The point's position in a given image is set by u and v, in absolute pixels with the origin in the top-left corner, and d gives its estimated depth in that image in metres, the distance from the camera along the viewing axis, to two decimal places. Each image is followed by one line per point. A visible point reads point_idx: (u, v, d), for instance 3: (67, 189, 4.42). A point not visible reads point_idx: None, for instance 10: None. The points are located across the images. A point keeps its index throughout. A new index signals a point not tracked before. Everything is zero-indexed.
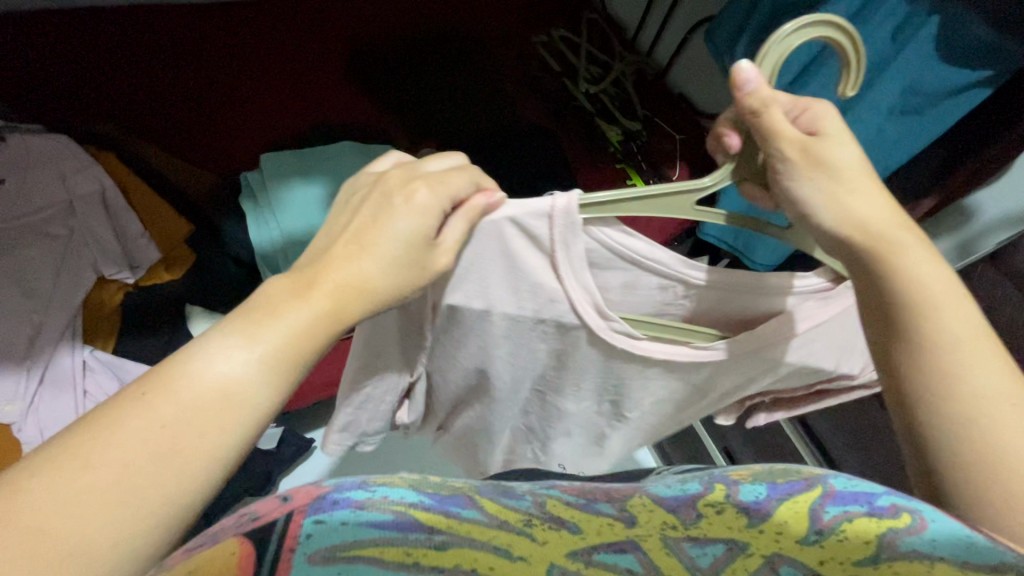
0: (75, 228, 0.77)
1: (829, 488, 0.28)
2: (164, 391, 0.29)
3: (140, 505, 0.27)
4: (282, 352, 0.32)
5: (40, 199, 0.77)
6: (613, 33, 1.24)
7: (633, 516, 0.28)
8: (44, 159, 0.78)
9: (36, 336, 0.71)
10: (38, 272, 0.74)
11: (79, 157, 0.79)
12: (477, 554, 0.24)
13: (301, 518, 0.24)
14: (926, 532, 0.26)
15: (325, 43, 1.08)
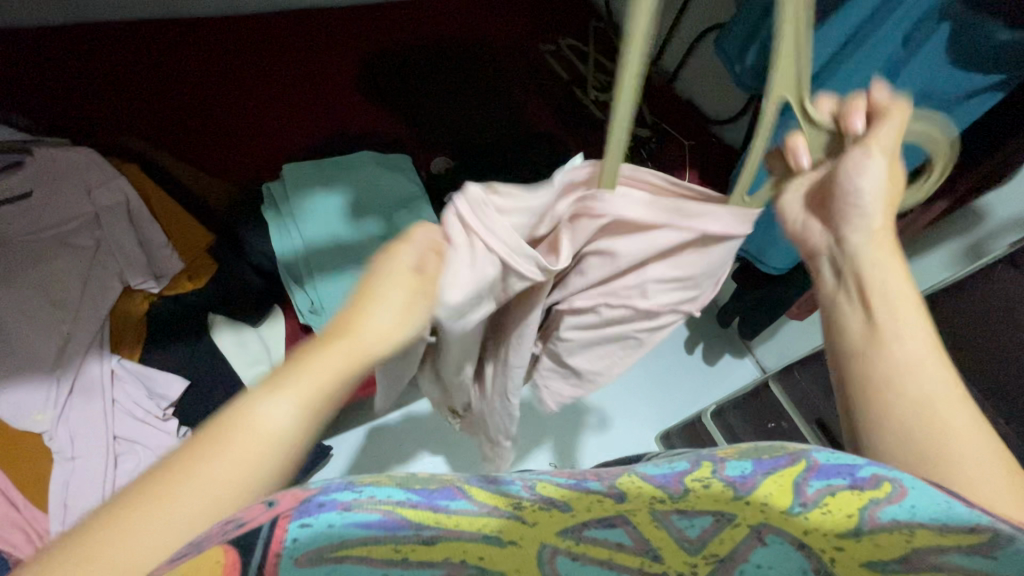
0: (102, 239, 0.80)
1: (813, 460, 0.27)
2: (223, 442, 0.30)
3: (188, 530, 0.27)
4: (314, 396, 0.32)
5: (68, 211, 0.79)
6: (619, 40, 1.24)
7: (623, 492, 0.28)
8: (70, 171, 0.80)
9: (65, 347, 0.73)
10: (66, 283, 0.76)
11: (103, 170, 0.81)
12: (466, 546, 0.27)
13: (286, 523, 0.24)
14: (906, 499, 0.25)
15: (338, 54, 1.09)
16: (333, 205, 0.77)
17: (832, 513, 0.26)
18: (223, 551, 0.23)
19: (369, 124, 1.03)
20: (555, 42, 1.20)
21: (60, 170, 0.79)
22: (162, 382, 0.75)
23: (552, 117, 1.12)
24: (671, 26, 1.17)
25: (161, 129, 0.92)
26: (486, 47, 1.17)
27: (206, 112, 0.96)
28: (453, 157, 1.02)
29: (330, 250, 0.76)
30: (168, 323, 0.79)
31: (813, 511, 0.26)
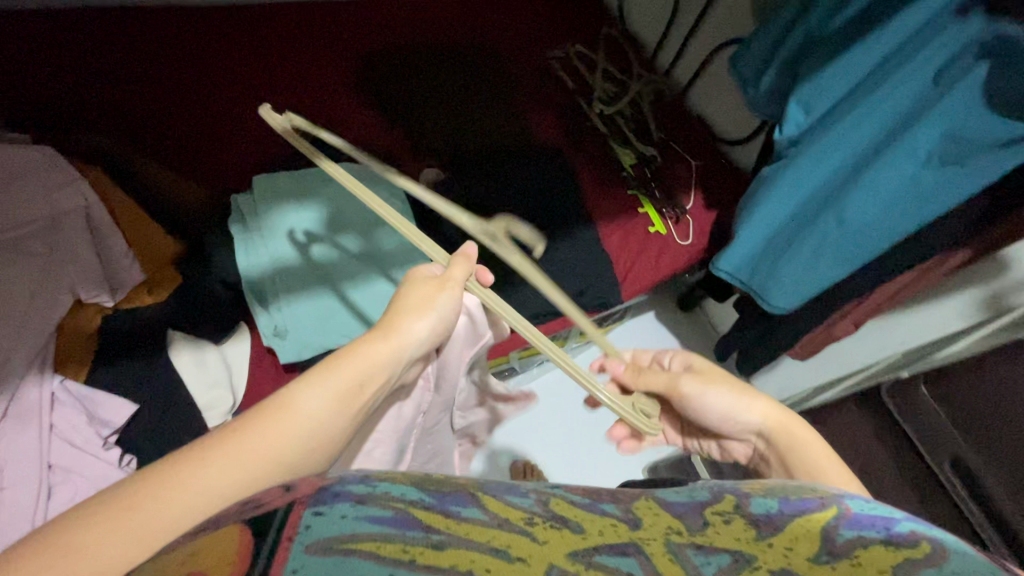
0: (57, 245, 0.72)
1: (843, 509, 0.32)
2: (266, 417, 0.35)
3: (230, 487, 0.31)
4: (351, 387, 0.39)
5: (22, 214, 0.71)
6: (628, 48, 1.19)
7: (639, 519, 0.32)
8: (29, 170, 0.72)
9: (8, 360, 0.65)
10: (9, 292, 0.67)
11: (64, 170, 0.73)
12: (475, 557, 0.24)
13: (300, 509, 0.23)
14: (941, 564, 0.28)
15: (336, 48, 1.02)
16: (303, 225, 0.71)
17: (861, 567, 0.28)
18: (233, 533, 0.22)
19: (364, 128, 0.97)
20: (562, 48, 1.15)
21: (16, 169, 0.72)
22: (106, 406, 0.68)
23: (555, 127, 1.07)
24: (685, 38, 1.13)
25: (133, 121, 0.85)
26: (488, 51, 1.10)
27: (181, 109, 0.88)
28: (446, 166, 0.96)
29: (302, 270, 0.70)
30: (129, 339, 0.72)
31: (839, 561, 0.28)
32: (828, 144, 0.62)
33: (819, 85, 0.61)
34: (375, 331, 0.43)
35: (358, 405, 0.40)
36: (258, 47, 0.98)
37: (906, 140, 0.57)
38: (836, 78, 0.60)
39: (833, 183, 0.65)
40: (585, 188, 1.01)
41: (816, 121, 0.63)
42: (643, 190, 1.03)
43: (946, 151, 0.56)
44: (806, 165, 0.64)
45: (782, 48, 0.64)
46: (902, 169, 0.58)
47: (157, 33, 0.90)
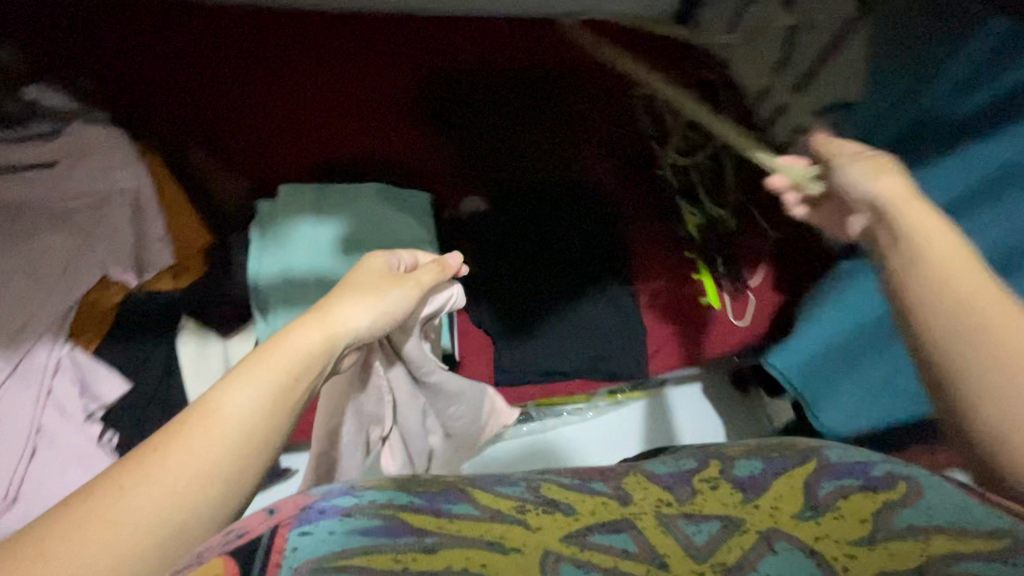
0: (99, 224, 0.73)
1: (822, 463, 0.40)
2: (198, 427, 0.36)
3: (169, 499, 0.33)
4: (287, 382, 0.39)
5: (80, 189, 0.73)
6: (723, 89, 1.04)
7: (626, 495, 0.39)
8: (97, 151, 0.74)
9: (25, 327, 0.68)
10: (50, 262, 0.70)
11: (123, 153, 0.74)
12: (469, 553, 0.33)
13: (286, 534, 0.32)
14: (918, 504, 0.35)
15: (411, 61, 1.01)
16: (323, 239, 0.72)
17: (844, 519, 0.35)
18: (221, 564, 0.30)
19: (422, 148, 0.97)
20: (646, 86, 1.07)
21: (83, 147, 0.74)
22: (103, 382, 0.70)
23: (617, 172, 1.02)
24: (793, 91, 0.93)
25: (211, 119, 0.91)
26: (568, 80, 1.05)
27: (259, 112, 0.93)
28: (494, 199, 0.94)
29: (308, 284, 0.70)
30: (149, 321, 0.74)
31: (822, 516, 0.36)
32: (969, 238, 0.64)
33: (959, 163, 0.68)
34: (305, 316, 0.42)
35: (295, 398, 0.39)
36: (336, 55, 1.00)
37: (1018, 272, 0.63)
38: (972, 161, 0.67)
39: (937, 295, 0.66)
40: (637, 249, 0.97)
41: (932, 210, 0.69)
42: (703, 257, 0.97)
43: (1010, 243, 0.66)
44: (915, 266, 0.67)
45: (892, 117, 0.76)
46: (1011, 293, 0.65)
47: (249, 42, 0.97)
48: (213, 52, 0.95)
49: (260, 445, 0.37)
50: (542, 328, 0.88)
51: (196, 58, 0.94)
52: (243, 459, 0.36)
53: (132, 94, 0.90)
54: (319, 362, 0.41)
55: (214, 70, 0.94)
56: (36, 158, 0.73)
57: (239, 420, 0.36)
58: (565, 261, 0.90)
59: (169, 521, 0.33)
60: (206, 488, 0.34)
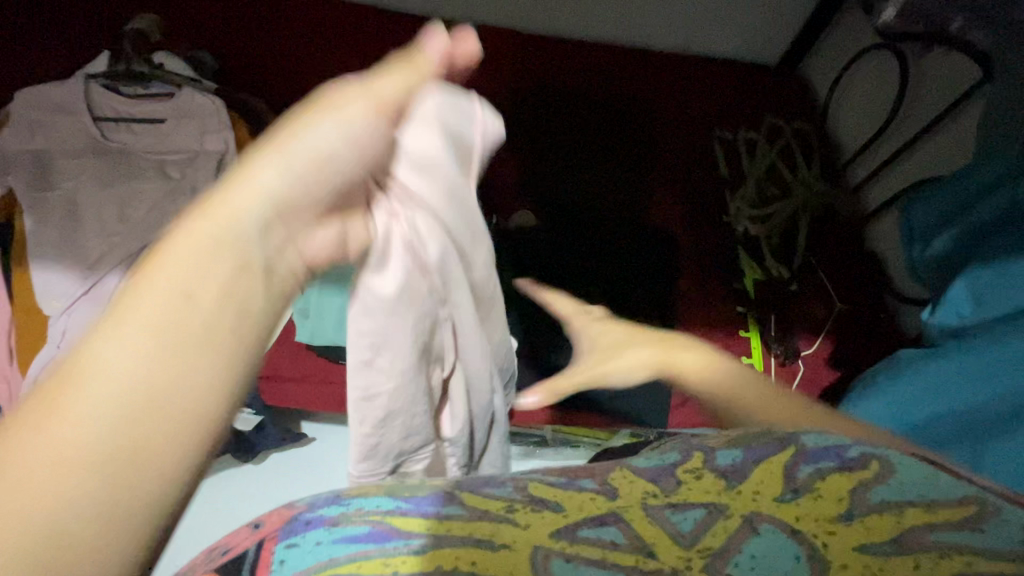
0: (186, 177, 0.81)
1: (804, 447, 0.28)
2: (27, 428, 0.19)
3: (29, 542, 0.18)
4: (180, 302, 0.22)
5: (175, 144, 0.82)
6: (800, 151, 1.10)
7: (613, 489, 0.27)
8: (196, 114, 0.83)
9: (103, 256, 0.75)
10: (139, 202, 0.79)
11: (219, 118, 0.83)
12: (457, 552, 0.24)
13: (272, 545, 0.25)
14: (894, 480, 0.26)
15: (509, 78, 1.08)
16: None
17: (823, 500, 0.26)
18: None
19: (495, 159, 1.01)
20: (734, 132, 1.10)
21: (189, 110, 0.83)
22: None
23: (680, 212, 1.03)
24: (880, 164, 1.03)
25: None
26: (655, 116, 1.09)
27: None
28: (553, 216, 0.97)
29: None
30: None
31: (805, 498, 0.26)
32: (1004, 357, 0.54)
33: (1004, 278, 0.55)
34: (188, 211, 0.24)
35: (217, 313, 0.23)
36: None
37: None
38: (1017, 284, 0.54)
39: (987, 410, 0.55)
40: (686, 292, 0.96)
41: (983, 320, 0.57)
42: (755, 314, 0.95)
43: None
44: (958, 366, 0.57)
45: (971, 212, 0.60)
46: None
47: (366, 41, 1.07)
48: (328, 44, 1.05)
49: (202, 400, 0.21)
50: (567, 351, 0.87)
51: (311, 49, 1.04)
52: (160, 421, 0.20)
53: (248, 74, 1.01)
54: (248, 259, 0.24)
55: (323, 59, 1.03)
56: (147, 111, 0.83)
57: (136, 369, 0.21)
58: (611, 289, 0.90)
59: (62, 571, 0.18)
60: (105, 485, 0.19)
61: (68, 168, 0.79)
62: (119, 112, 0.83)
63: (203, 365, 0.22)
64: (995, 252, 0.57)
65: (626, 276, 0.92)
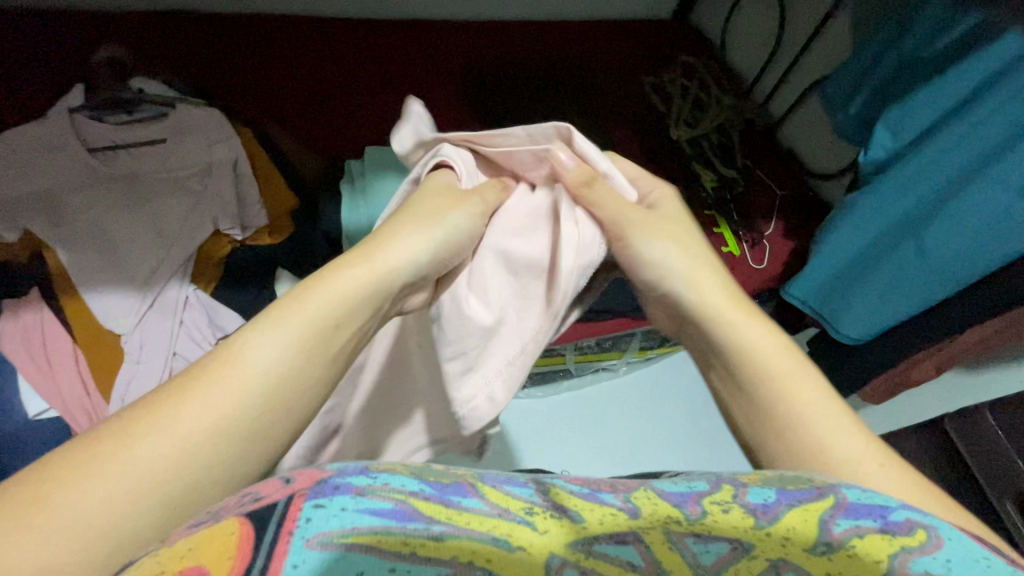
0: (208, 187, 0.81)
1: (841, 500, 0.28)
2: (215, 381, 0.29)
3: (189, 476, 0.27)
4: (309, 331, 0.33)
5: (185, 160, 0.81)
6: (714, 83, 1.22)
7: (637, 508, 0.27)
8: (198, 128, 0.82)
9: (154, 272, 0.77)
10: (171, 216, 0.79)
11: (224, 128, 0.83)
12: (477, 547, 0.23)
13: (301, 502, 0.23)
14: (939, 554, 0.25)
15: (433, 51, 1.12)
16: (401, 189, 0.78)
17: (859, 560, 0.25)
18: (238, 525, 0.22)
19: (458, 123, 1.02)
20: (658, 76, 1.20)
21: (189, 126, 0.83)
22: (226, 318, 0.81)
23: (636, 145, 1.09)
24: (781, 77, 1.19)
25: (269, 95, 0.98)
26: (587, 73, 1.18)
27: (316, 87, 1.01)
28: None
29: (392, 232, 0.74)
30: (245, 274, 0.84)
31: (837, 553, 0.25)
32: (917, 167, 0.68)
33: (905, 112, 0.68)
34: (337, 263, 0.38)
35: (326, 347, 0.34)
36: (340, 47, 1.08)
37: (1004, 169, 0.61)
38: (919, 109, 0.66)
39: (912, 215, 0.71)
40: None
41: (903, 145, 0.70)
42: (718, 212, 1.02)
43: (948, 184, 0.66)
44: (892, 191, 0.70)
45: (875, 74, 0.73)
46: (995, 197, 0.62)
47: (286, 39, 1.06)
48: (249, 48, 1.03)
49: (299, 403, 0.32)
50: None
51: (241, 54, 1.02)
52: (282, 413, 0.31)
53: (196, 77, 0.96)
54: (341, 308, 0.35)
55: (260, 57, 1.02)
56: (146, 136, 0.82)
57: (268, 369, 0.31)
58: None
59: (178, 483, 0.26)
60: (242, 449, 0.29)
61: (78, 201, 0.76)
62: (113, 140, 0.80)
63: (303, 376, 0.32)
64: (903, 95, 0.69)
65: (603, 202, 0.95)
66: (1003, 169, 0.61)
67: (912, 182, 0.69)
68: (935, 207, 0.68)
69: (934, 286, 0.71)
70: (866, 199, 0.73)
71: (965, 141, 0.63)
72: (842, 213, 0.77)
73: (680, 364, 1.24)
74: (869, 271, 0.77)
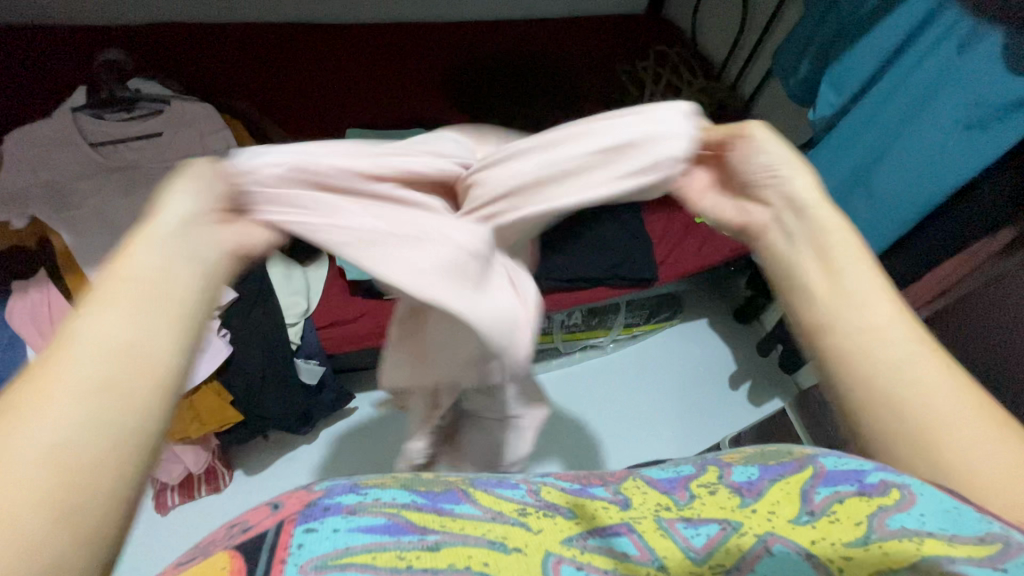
0: None
1: (820, 468, 0.30)
2: (23, 395, 0.18)
3: (59, 499, 0.17)
4: (155, 281, 0.22)
5: (181, 149, 0.86)
6: (686, 70, 1.24)
7: (626, 500, 0.31)
8: (192, 121, 0.87)
9: None
10: None
11: (215, 120, 0.88)
12: (472, 552, 0.25)
13: (292, 529, 0.25)
14: (914, 508, 0.26)
15: (402, 35, 1.15)
16: None
17: (840, 523, 0.27)
18: (229, 560, 0.23)
19: (433, 105, 1.05)
20: (632, 64, 1.22)
21: (183, 119, 0.87)
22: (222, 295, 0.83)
23: None
24: (748, 57, 1.20)
25: (248, 78, 1.00)
26: (565, 62, 1.20)
27: (291, 72, 1.03)
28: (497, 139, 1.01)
29: None
30: None
31: (819, 520, 0.27)
32: (866, 112, 0.73)
33: (844, 69, 0.75)
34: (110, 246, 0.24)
35: (180, 292, 0.23)
36: (312, 33, 1.10)
37: (936, 108, 0.66)
38: (856, 64, 0.73)
39: (859, 167, 0.76)
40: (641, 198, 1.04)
41: (846, 100, 0.77)
42: None
43: (894, 120, 0.71)
44: (838, 143, 0.78)
45: (818, 39, 0.79)
46: (936, 132, 0.66)
47: (259, 27, 1.08)
48: (221, 35, 1.04)
49: (188, 356, 0.22)
50: (553, 271, 0.93)
51: (215, 40, 1.03)
52: (164, 372, 0.21)
53: (172, 63, 0.98)
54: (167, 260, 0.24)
55: (235, 43, 1.04)
56: (144, 129, 0.86)
57: (116, 334, 0.20)
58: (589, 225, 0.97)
59: (48, 509, 0.17)
60: (133, 439, 0.19)
61: (82, 189, 0.80)
62: (112, 136, 0.85)
63: (164, 328, 0.21)
64: (842, 52, 0.76)
65: None
66: (943, 99, 0.66)
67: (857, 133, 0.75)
68: (883, 151, 0.73)
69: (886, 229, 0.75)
70: (824, 151, 0.79)
71: (907, 79, 0.69)
72: None
73: (662, 346, 1.28)
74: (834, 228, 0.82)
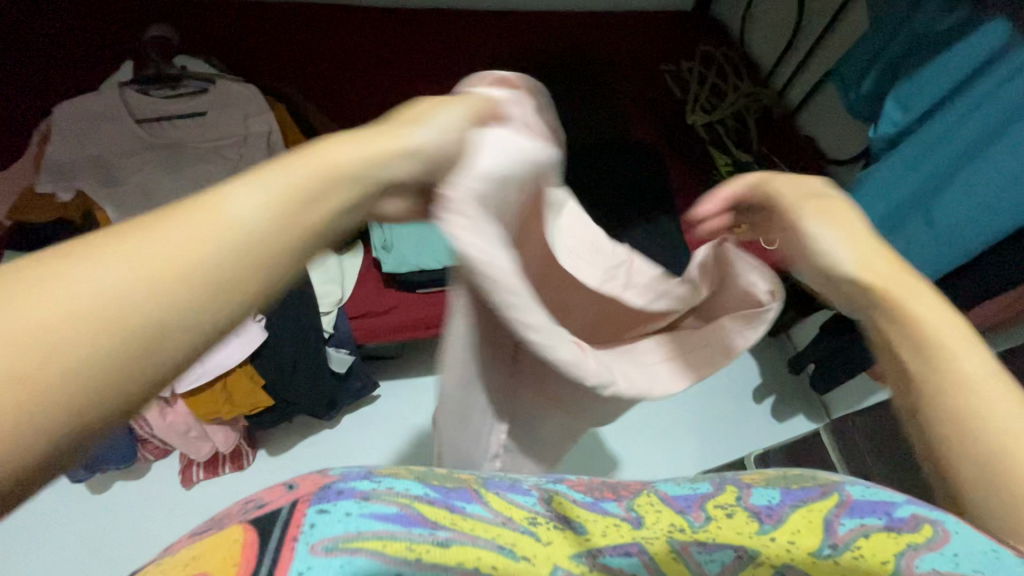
0: (244, 156, 0.87)
1: (846, 497, 0.29)
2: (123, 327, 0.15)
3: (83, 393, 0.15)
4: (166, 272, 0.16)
5: (223, 131, 0.88)
6: (734, 73, 1.21)
7: (640, 517, 0.28)
8: (237, 102, 0.89)
9: None
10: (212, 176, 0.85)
11: (259, 102, 0.89)
12: (481, 554, 0.24)
13: (305, 508, 0.24)
14: (946, 548, 0.25)
15: (444, 24, 1.15)
16: None
17: (864, 558, 0.26)
18: (242, 531, 0.23)
19: None
20: (677, 64, 1.20)
21: (227, 99, 0.89)
22: None
23: (653, 130, 1.09)
24: (798, 64, 1.16)
25: (291, 60, 1.02)
26: (607, 58, 1.18)
27: (333, 57, 1.04)
28: None
29: None
30: None
31: (842, 557, 0.26)
32: (934, 135, 0.69)
33: (913, 86, 0.70)
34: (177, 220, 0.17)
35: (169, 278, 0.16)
36: (356, 19, 1.11)
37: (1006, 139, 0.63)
38: (931, 78, 0.69)
39: (919, 191, 0.73)
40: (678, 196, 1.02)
41: (912, 121, 0.72)
42: None
43: (969, 148, 0.67)
44: (898, 166, 0.73)
45: (888, 51, 0.74)
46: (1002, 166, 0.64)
47: (304, 12, 1.09)
48: (267, 18, 1.06)
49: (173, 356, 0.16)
50: None
51: (261, 23, 1.05)
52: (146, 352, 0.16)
53: (219, 46, 1.00)
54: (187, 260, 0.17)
55: (279, 27, 1.05)
56: (190, 107, 0.88)
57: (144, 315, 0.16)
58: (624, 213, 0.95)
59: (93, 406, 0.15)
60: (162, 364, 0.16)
61: (130, 165, 0.83)
62: (157, 112, 0.87)
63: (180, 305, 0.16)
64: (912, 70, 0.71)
65: (613, 174, 0.98)
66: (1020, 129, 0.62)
67: (920, 157, 0.71)
68: (948, 175, 0.70)
69: (950, 254, 0.73)
70: (884, 168, 0.75)
71: (985, 102, 0.65)
72: (853, 189, 0.80)
73: None
74: (914, 213, 0.74)
